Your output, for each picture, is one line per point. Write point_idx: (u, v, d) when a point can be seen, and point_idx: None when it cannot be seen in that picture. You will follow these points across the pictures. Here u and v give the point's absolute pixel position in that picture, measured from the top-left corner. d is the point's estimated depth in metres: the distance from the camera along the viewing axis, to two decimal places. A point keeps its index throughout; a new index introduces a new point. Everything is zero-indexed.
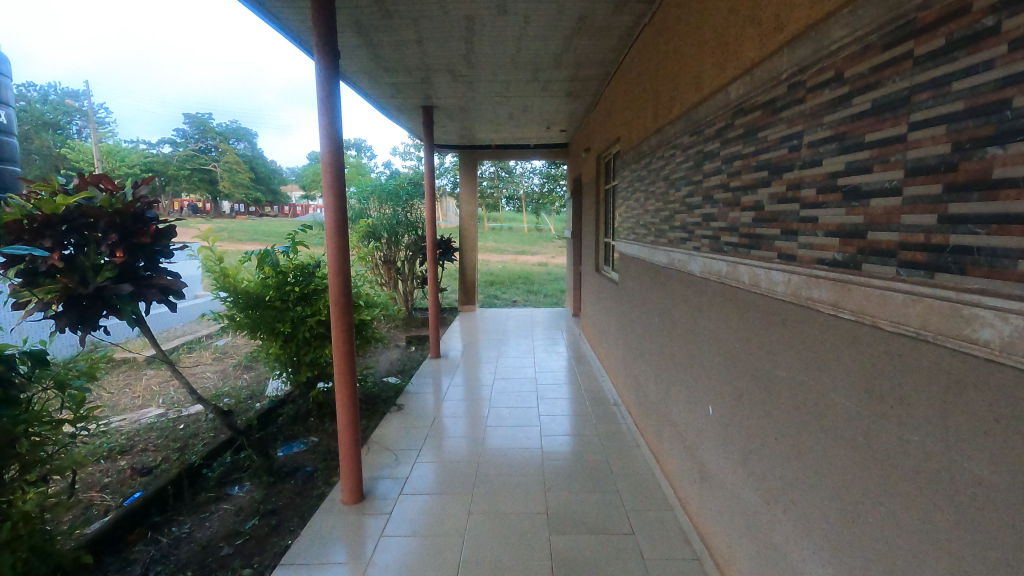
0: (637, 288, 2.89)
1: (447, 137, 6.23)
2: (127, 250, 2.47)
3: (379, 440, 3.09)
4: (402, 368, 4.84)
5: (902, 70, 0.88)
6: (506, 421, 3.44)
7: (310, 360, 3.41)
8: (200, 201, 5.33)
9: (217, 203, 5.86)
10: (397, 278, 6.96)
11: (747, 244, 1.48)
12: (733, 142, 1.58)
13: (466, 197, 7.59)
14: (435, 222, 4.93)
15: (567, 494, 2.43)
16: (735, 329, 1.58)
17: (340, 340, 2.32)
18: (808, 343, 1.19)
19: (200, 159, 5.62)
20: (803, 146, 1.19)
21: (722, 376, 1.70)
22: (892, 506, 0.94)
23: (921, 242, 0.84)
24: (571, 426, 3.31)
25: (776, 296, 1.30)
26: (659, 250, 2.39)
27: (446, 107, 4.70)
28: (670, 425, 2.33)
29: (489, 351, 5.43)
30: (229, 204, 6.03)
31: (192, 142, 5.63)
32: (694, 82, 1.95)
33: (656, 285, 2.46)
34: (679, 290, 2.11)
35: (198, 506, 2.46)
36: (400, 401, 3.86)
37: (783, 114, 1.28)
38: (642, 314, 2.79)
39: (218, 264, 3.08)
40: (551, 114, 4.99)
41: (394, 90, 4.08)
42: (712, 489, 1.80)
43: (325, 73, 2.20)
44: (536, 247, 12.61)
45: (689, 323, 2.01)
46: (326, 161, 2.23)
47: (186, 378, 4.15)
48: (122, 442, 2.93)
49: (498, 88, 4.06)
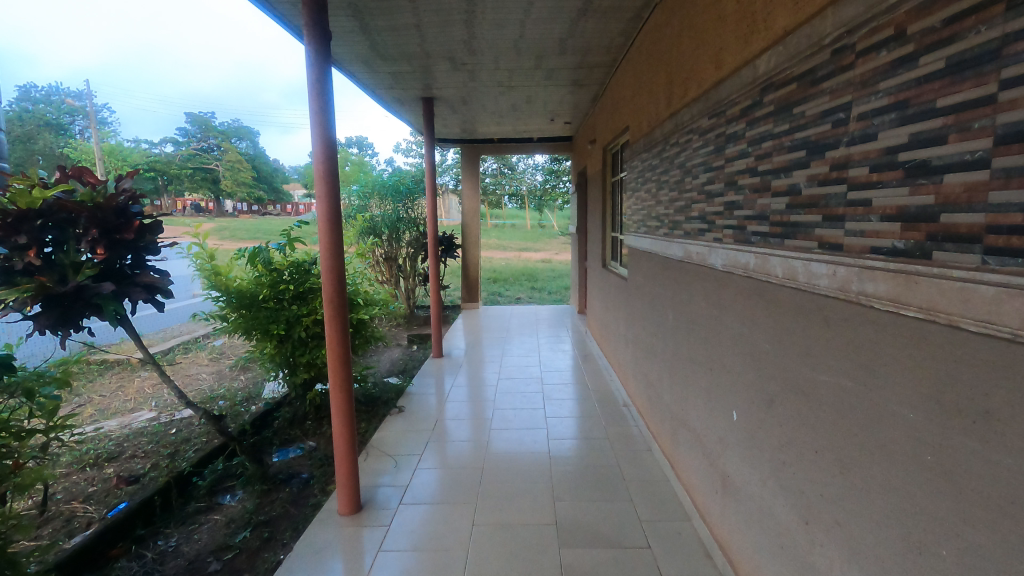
0: (649, 285, 2.74)
1: (448, 131, 6.08)
2: (109, 247, 2.33)
3: (378, 444, 2.96)
4: (403, 368, 4.70)
5: (989, 18, 0.73)
6: (512, 423, 3.31)
7: (307, 362, 3.27)
8: (204, 199, 5.45)
9: (218, 202, 5.78)
10: (398, 275, 6.83)
11: (780, 233, 1.33)
12: (761, 121, 1.43)
13: (468, 193, 7.45)
14: (437, 218, 4.77)
15: (577, 503, 2.29)
16: (764, 328, 1.44)
17: (334, 341, 2.17)
18: (858, 345, 1.04)
19: (202, 158, 5.54)
20: (851, 120, 1.04)
21: (748, 378, 1.56)
22: (971, 539, 0.80)
23: (1018, 224, 0.69)
24: (579, 428, 3.17)
25: (818, 291, 1.16)
26: (673, 243, 2.24)
27: (447, 99, 4.56)
28: (686, 429, 2.19)
29: (494, 350, 5.29)
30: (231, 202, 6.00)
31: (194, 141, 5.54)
32: (713, 61, 1.80)
33: (671, 281, 2.31)
34: (698, 286, 1.97)
35: (187, 517, 2.34)
36: (401, 402, 3.73)
37: (825, 86, 1.13)
38: (654, 313, 2.65)
39: (209, 263, 3.00)
40: (555, 105, 4.83)
41: (393, 80, 3.93)
42: (736, 501, 1.66)
43: (316, 56, 2.06)
44: (539, 244, 12.47)
45: (709, 322, 1.87)
46: (319, 151, 2.08)
47: (181, 380, 4.04)
48: (110, 448, 2.82)
49: (499, 77, 3.91)
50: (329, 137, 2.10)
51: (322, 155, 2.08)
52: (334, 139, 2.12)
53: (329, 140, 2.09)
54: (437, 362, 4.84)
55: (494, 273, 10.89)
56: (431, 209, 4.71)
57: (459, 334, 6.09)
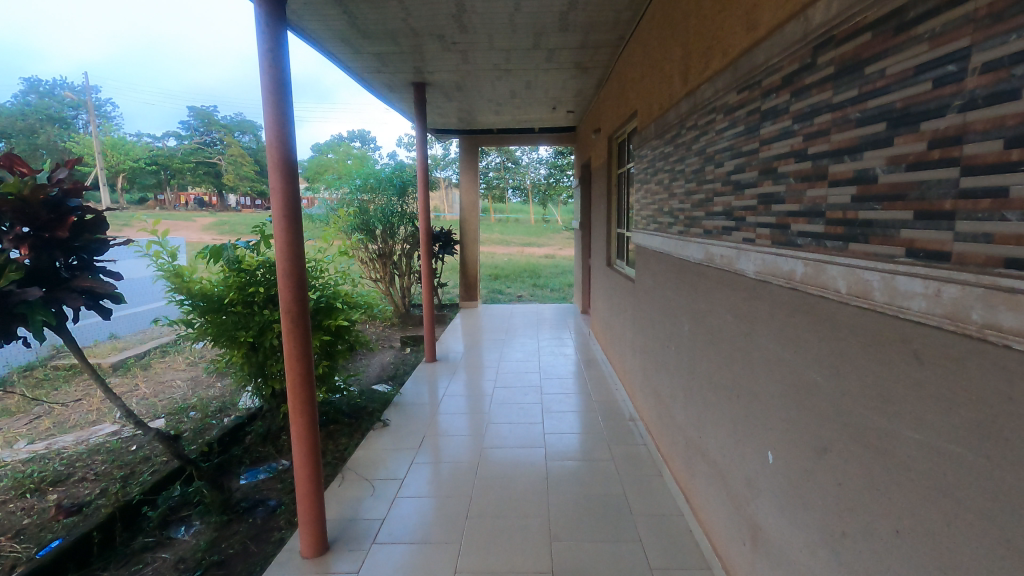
0: (660, 290, 2.43)
1: (445, 120, 5.76)
2: (39, 247, 2.02)
3: (357, 466, 2.66)
4: (394, 374, 4.40)
5: None
6: (509, 438, 3.00)
7: (280, 371, 2.98)
8: (206, 193, 5.22)
9: (221, 197, 5.49)
10: (393, 273, 6.52)
11: (843, 234, 1.01)
12: (813, 89, 1.11)
13: (467, 186, 7.11)
14: (431, 213, 4.46)
15: (578, 544, 1.99)
16: (814, 356, 1.12)
17: (292, 359, 1.85)
18: (972, 398, 0.73)
19: (202, 151, 5.19)
20: (966, 74, 0.72)
21: (790, 415, 1.25)
22: None
23: None
24: (581, 446, 2.86)
25: (908, 317, 0.84)
26: (690, 243, 1.92)
27: (440, 84, 4.24)
28: (706, 461, 1.87)
29: (492, 353, 4.98)
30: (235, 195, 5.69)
31: (197, 134, 5.36)
32: (744, 21, 1.48)
33: (688, 286, 1.99)
34: (721, 295, 1.66)
35: (131, 556, 2.04)
36: (387, 414, 3.43)
37: (923, 30, 0.80)
38: (666, 322, 2.34)
39: (169, 263, 2.74)
40: (557, 92, 4.50)
41: (378, 61, 3.61)
42: (772, 563, 1.35)
43: (268, 19, 1.75)
44: (543, 239, 12.06)
45: (736, 338, 1.55)
46: (271, 134, 1.77)
47: (152, 387, 3.75)
48: (57, 470, 2.52)
49: (495, 59, 3.58)
50: (285, 118, 1.78)
51: (274, 138, 1.77)
52: (292, 120, 1.81)
53: (283, 121, 1.77)
54: (431, 366, 4.53)
55: (496, 269, 10.55)
56: (423, 202, 4.39)
57: (456, 335, 5.79)
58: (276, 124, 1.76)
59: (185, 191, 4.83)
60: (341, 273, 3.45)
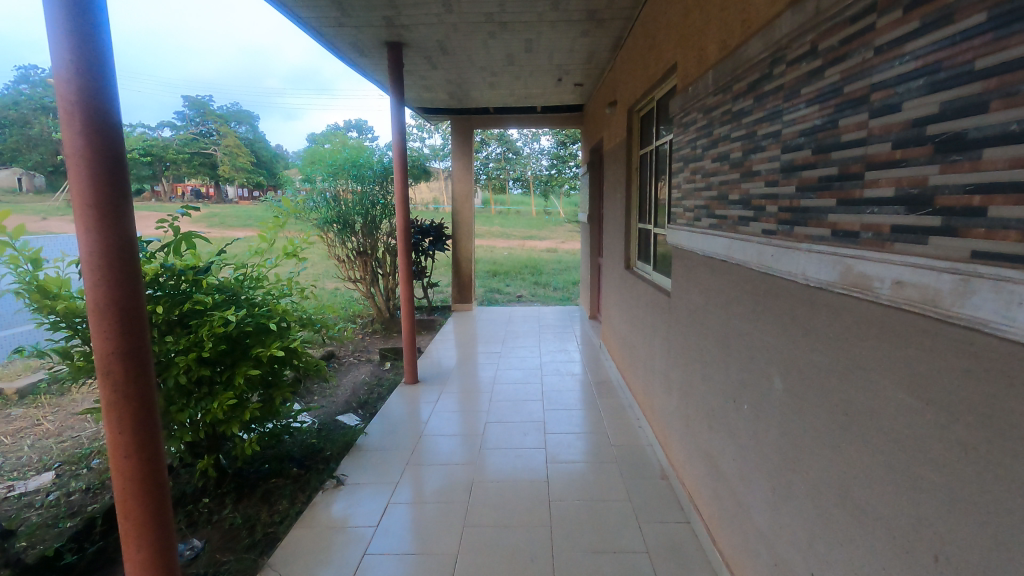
0: (723, 317, 1.66)
1: (433, 97, 4.98)
2: None
3: (289, 562, 1.90)
4: (365, 400, 3.62)
5: None
6: (504, 504, 2.24)
7: (190, 421, 2.16)
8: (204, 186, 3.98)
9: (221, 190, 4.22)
10: (376, 274, 5.74)
11: None
12: None
13: (459, 173, 6.32)
14: (409, 203, 3.69)
15: None
16: None
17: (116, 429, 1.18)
18: None
19: (199, 143, 3.95)
20: None
21: None
22: None
23: None
24: (598, 519, 2.11)
25: None
26: (801, 250, 1.15)
27: (422, 44, 3.46)
28: None
29: (486, 369, 4.21)
30: (233, 187, 4.37)
31: (191, 124, 3.96)
32: None
33: (792, 322, 1.22)
34: (890, 353, 0.89)
35: None
36: (346, 463, 2.66)
37: None
38: (735, 367, 1.57)
39: (31, 274, 1.97)
40: (562, 57, 3.72)
41: (338, 9, 2.84)
42: None
43: None
44: (544, 231, 11.19)
45: (935, 449, 0.80)
46: (64, 74, 1.08)
47: (59, 423, 2.97)
48: None
49: (487, 5, 2.81)
50: (92, 50, 1.10)
51: (68, 81, 1.08)
52: (107, 53, 1.13)
53: (91, 53, 1.10)
54: (411, 389, 3.74)
55: (494, 265, 9.76)
56: (400, 190, 3.61)
57: (446, 345, 5.03)
58: (74, 75, 1.09)
59: (182, 183, 3.80)
60: (289, 281, 2.65)
